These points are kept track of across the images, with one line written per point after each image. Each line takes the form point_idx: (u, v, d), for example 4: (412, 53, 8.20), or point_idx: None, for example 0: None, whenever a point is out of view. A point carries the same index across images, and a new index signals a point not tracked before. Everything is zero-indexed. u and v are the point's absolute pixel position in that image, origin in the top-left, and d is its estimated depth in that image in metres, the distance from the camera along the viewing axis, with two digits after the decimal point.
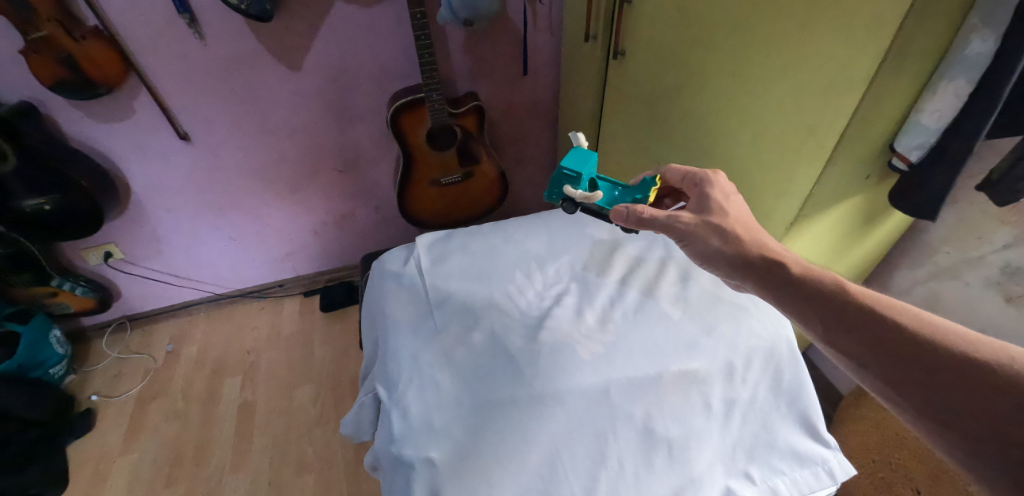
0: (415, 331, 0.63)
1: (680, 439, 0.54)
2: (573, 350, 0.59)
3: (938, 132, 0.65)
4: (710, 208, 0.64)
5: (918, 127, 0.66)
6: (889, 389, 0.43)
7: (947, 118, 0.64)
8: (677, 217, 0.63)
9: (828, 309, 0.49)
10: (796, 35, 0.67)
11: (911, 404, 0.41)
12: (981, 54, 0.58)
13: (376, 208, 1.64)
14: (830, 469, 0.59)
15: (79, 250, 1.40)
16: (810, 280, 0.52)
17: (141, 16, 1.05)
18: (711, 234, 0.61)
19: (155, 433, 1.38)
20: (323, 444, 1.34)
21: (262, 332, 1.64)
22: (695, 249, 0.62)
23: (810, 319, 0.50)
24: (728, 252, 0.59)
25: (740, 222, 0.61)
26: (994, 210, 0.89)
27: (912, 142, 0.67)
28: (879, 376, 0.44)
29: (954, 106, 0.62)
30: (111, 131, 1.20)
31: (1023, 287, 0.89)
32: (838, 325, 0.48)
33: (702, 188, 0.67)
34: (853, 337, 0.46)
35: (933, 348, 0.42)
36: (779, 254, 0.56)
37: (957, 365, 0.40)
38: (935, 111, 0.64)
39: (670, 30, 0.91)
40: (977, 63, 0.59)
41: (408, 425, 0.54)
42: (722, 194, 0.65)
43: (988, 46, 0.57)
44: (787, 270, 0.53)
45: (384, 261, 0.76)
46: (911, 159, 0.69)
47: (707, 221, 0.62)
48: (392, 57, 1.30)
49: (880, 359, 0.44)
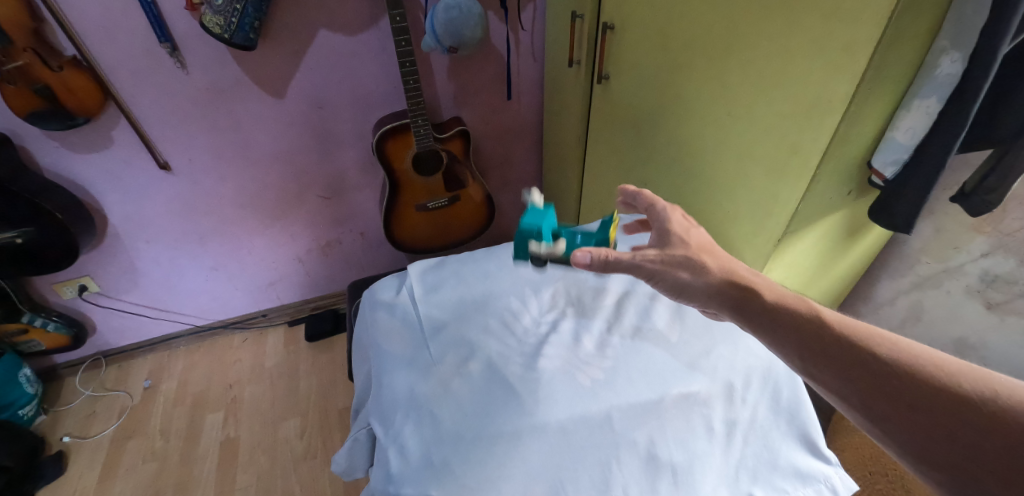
0: (411, 363, 0.61)
1: (684, 464, 0.53)
2: (573, 377, 0.58)
3: (913, 149, 0.66)
4: (672, 241, 0.63)
5: (892, 143, 0.68)
6: (871, 423, 0.42)
7: (917, 136, 0.65)
8: (642, 253, 0.62)
9: (805, 339, 0.48)
10: (776, 58, 0.69)
11: (894, 439, 0.41)
12: (950, 74, 0.60)
13: (362, 234, 1.62)
14: (832, 486, 0.58)
15: (52, 285, 1.34)
16: (784, 309, 0.52)
17: (122, 45, 1.04)
18: (680, 268, 0.60)
19: (132, 475, 1.32)
20: (310, 480, 1.29)
21: (244, 364, 1.60)
22: (665, 284, 0.61)
23: (789, 351, 0.50)
24: (699, 283, 0.58)
25: (706, 253, 0.61)
26: (970, 221, 0.92)
27: (887, 157, 0.69)
28: (862, 410, 0.43)
29: (924, 125, 0.64)
30: (87, 163, 1.17)
31: (1003, 294, 0.92)
32: (815, 356, 0.47)
33: (661, 222, 0.66)
34: (831, 369, 0.46)
35: (912, 379, 0.41)
36: (752, 282, 0.56)
37: (942, 400, 0.39)
38: (908, 129, 0.65)
39: (651, 55, 0.94)
40: (946, 84, 0.61)
41: (407, 465, 0.52)
42: (682, 227, 0.65)
43: (956, 67, 0.59)
44: (761, 298, 0.54)
45: (376, 291, 0.73)
46: (887, 175, 0.70)
47: (672, 255, 0.61)
48: (376, 84, 1.30)
49: (860, 391, 0.43)
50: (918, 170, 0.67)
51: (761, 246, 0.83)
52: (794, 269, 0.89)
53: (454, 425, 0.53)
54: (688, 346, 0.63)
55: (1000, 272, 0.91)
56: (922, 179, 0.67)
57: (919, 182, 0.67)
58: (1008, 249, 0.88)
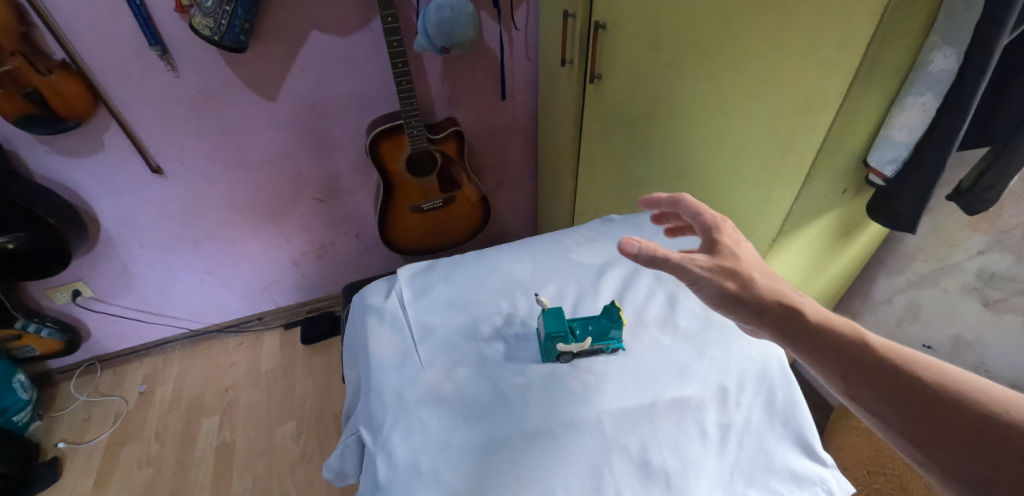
0: (400, 368, 0.59)
1: (677, 469, 0.53)
2: (564, 382, 0.57)
3: (911, 147, 0.65)
4: (723, 252, 0.57)
5: (889, 141, 0.66)
6: (914, 450, 0.40)
7: (915, 133, 0.64)
8: (691, 259, 0.55)
9: (845, 359, 0.45)
10: (770, 55, 0.68)
11: (936, 468, 0.38)
12: (944, 70, 0.59)
13: (357, 236, 1.61)
14: (828, 488, 0.57)
15: (45, 290, 1.33)
16: (826, 327, 0.48)
17: (111, 49, 1.03)
18: (726, 280, 0.54)
19: (127, 481, 1.31)
20: (306, 484, 1.29)
21: (240, 368, 1.59)
22: (706, 296, 0.55)
23: (828, 371, 0.46)
24: (743, 295, 0.53)
25: (756, 268, 0.55)
26: (967, 218, 0.91)
27: (885, 155, 0.67)
28: (903, 435, 0.40)
29: (922, 122, 0.62)
30: (78, 167, 1.16)
31: (1000, 292, 0.91)
32: (856, 377, 0.44)
33: (712, 231, 0.59)
34: (874, 392, 0.43)
35: (961, 408, 0.39)
36: (794, 299, 0.51)
37: (993, 432, 0.37)
38: (904, 126, 0.64)
39: (645, 54, 0.93)
40: (941, 80, 0.59)
41: (396, 472, 0.50)
42: (733, 240, 0.58)
43: (950, 62, 0.58)
44: (802, 316, 0.49)
45: (365, 294, 0.70)
46: (887, 174, 0.69)
47: (721, 265, 0.55)
48: (369, 85, 1.29)
49: (906, 416, 0.40)
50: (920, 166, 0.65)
51: (757, 246, 0.82)
52: (790, 268, 0.88)
53: (443, 432, 0.52)
54: (681, 348, 0.61)
55: (996, 269, 0.90)
56: (924, 175, 0.65)
57: (922, 178, 0.66)
58: (1005, 246, 0.87)
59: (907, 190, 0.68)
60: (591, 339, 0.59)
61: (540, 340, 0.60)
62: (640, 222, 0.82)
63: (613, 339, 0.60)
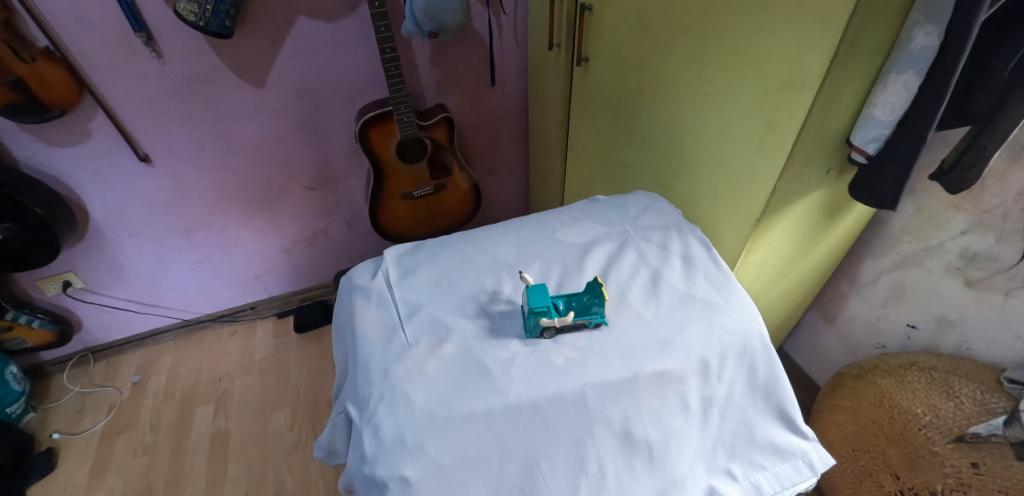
0: (385, 345, 0.59)
1: (659, 441, 0.54)
2: (547, 358, 0.57)
3: (893, 124, 0.66)
4: None
5: (872, 120, 0.67)
6: None
7: (898, 110, 0.64)
8: None
9: None
10: (753, 35, 0.69)
11: None
12: (925, 47, 0.59)
13: (348, 224, 1.61)
14: (809, 461, 0.60)
15: (35, 281, 1.33)
16: None
17: (95, 35, 1.02)
18: None
19: (122, 470, 1.31)
20: (301, 469, 1.30)
21: (234, 357, 1.59)
22: None
23: None
24: None
25: None
26: (949, 199, 0.92)
27: (868, 134, 0.68)
28: None
29: (904, 99, 0.63)
30: (65, 157, 1.15)
31: (982, 271, 0.92)
32: None
33: None
34: None
35: None
36: None
37: None
38: (887, 105, 0.65)
39: (630, 36, 0.93)
40: (922, 57, 0.60)
41: (381, 445, 0.51)
42: None
43: (932, 40, 0.58)
44: None
45: (351, 276, 0.71)
46: (869, 152, 0.70)
47: None
48: (358, 72, 1.29)
49: None
50: (901, 143, 0.66)
51: (741, 227, 0.83)
52: (775, 249, 0.89)
53: (428, 405, 0.52)
54: (663, 323, 0.62)
55: (979, 249, 0.91)
56: (904, 154, 0.66)
57: (903, 155, 0.67)
58: (987, 225, 0.89)
59: (887, 167, 0.70)
60: (574, 313, 0.60)
61: (524, 316, 0.61)
62: (625, 203, 0.83)
63: (596, 313, 0.61)
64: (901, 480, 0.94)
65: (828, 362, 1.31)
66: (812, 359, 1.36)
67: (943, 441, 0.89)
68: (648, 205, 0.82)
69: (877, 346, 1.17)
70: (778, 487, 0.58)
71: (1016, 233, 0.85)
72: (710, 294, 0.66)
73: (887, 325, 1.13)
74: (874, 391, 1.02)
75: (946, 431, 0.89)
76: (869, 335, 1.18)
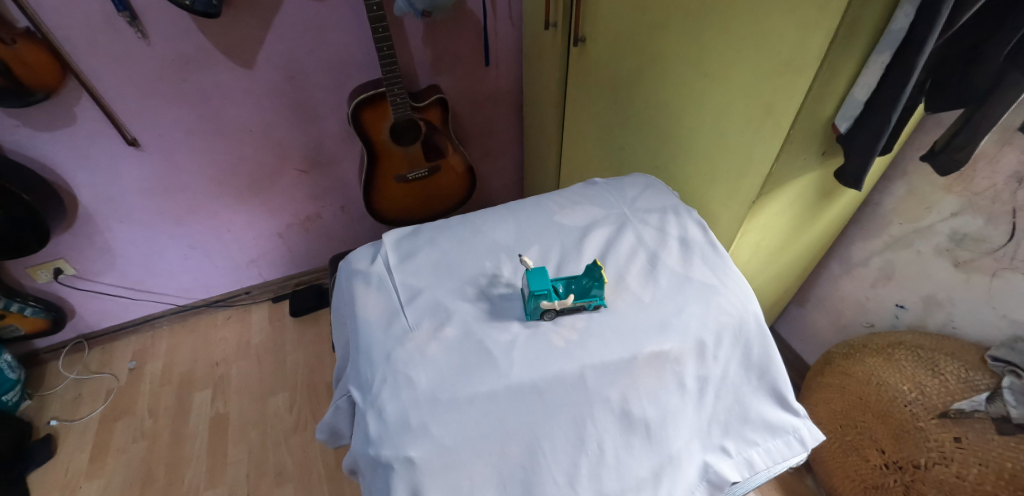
0: (387, 328, 0.60)
1: (657, 419, 0.56)
2: (547, 339, 0.58)
3: (864, 105, 0.66)
4: None
5: (849, 100, 0.67)
6: None
7: (871, 92, 0.64)
8: None
9: None
10: (752, 16, 0.69)
11: None
12: (901, 29, 0.59)
13: (342, 207, 1.61)
14: (800, 436, 0.62)
15: (26, 269, 1.31)
16: None
17: (78, 15, 0.99)
18: None
19: (123, 455, 1.32)
20: (301, 452, 1.32)
21: (230, 342, 1.59)
22: None
23: None
24: None
25: None
26: (941, 180, 0.94)
27: (843, 112, 0.68)
28: None
29: (877, 80, 0.63)
30: (51, 141, 1.12)
31: (970, 252, 0.94)
32: None
33: None
34: None
35: None
36: None
37: None
38: (863, 85, 0.64)
39: (628, 16, 0.92)
40: (899, 38, 0.59)
41: (385, 426, 0.51)
42: None
43: (908, 21, 0.58)
44: None
45: (351, 260, 0.70)
46: (841, 130, 0.70)
47: None
48: (350, 52, 1.26)
49: None
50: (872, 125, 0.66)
51: (737, 209, 0.83)
52: (768, 230, 0.90)
53: (431, 388, 0.53)
54: (661, 305, 0.63)
55: (968, 231, 0.93)
56: (870, 136, 0.67)
57: (869, 137, 0.67)
58: (976, 207, 0.90)
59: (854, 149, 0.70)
60: (573, 295, 0.61)
61: (524, 299, 0.62)
62: (623, 185, 0.83)
63: (595, 296, 0.61)
64: (886, 454, 0.97)
65: (818, 341, 1.34)
66: (802, 338, 1.39)
67: (927, 417, 0.91)
68: (645, 186, 0.83)
69: (866, 324, 1.19)
70: (770, 462, 0.60)
71: (1005, 215, 0.86)
72: (707, 276, 0.67)
73: (876, 304, 1.15)
74: (862, 370, 1.04)
75: (931, 407, 0.92)
76: (859, 314, 1.20)
